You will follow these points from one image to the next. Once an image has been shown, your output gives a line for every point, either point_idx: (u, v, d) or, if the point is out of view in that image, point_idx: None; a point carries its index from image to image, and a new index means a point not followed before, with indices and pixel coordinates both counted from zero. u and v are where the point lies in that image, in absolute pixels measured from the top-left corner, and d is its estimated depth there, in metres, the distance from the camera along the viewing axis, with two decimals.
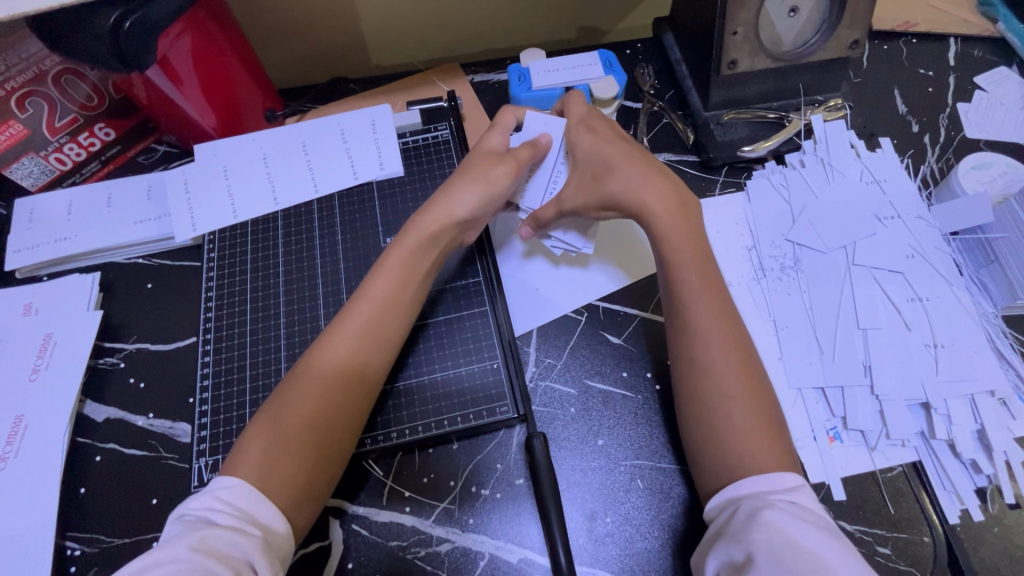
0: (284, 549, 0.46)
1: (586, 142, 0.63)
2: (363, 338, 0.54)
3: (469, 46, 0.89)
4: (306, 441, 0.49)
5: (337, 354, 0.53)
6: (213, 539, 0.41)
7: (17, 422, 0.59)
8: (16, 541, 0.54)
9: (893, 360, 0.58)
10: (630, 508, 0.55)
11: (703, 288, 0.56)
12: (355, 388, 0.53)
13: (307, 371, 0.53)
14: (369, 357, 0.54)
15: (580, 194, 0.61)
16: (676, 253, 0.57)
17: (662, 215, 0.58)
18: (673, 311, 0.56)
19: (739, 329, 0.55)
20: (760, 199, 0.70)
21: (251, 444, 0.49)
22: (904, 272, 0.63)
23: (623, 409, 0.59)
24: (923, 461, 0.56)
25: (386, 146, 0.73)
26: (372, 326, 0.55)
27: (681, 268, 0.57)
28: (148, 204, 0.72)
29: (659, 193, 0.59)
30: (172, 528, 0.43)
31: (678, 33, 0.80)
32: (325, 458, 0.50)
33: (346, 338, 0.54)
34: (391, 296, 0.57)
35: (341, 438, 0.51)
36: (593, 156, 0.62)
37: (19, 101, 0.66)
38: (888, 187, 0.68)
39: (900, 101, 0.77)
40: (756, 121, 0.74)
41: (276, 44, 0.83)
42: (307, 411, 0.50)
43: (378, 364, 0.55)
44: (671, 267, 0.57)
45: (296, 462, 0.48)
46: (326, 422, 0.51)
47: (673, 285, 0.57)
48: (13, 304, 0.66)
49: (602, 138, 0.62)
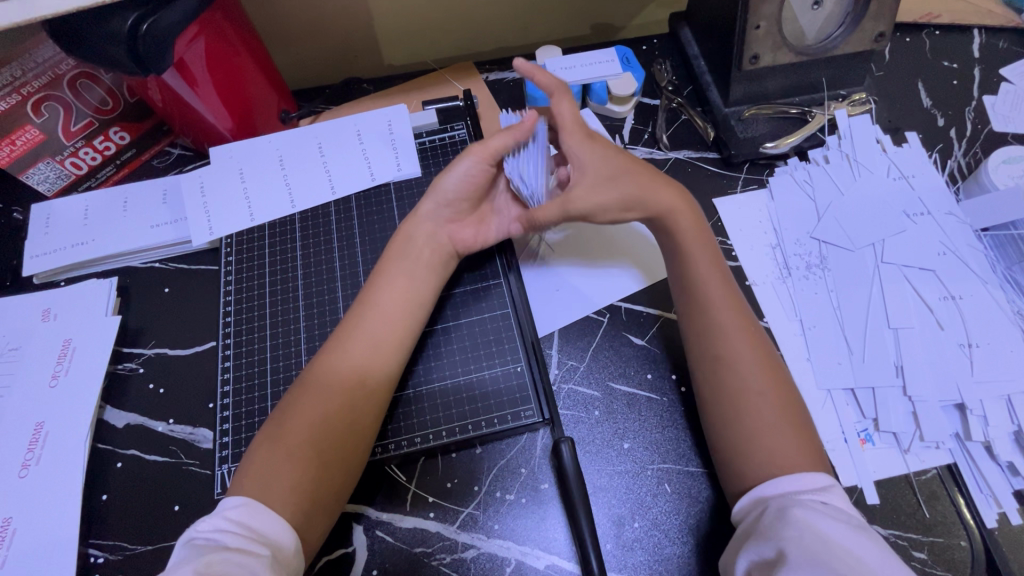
0: (291, 565, 0.45)
1: (588, 152, 0.60)
2: (367, 346, 0.54)
3: (483, 44, 0.88)
4: (314, 449, 0.49)
5: (342, 362, 0.53)
6: (220, 563, 0.40)
7: (38, 428, 0.59)
8: (39, 549, 0.54)
9: (926, 361, 0.57)
10: (658, 512, 0.54)
11: (716, 284, 0.56)
12: (361, 394, 0.52)
13: (310, 381, 0.53)
14: (375, 365, 0.54)
15: (600, 194, 0.59)
16: (692, 251, 0.58)
17: (677, 212, 0.59)
18: (686, 308, 0.57)
19: (746, 322, 0.55)
20: (783, 195, 0.69)
21: (256, 454, 0.49)
22: (935, 270, 0.62)
23: (648, 411, 0.58)
24: (958, 463, 0.55)
25: (403, 146, 0.73)
26: (373, 331, 0.55)
27: (693, 264, 0.57)
28: (164, 208, 0.71)
29: (667, 192, 0.60)
30: (183, 552, 0.42)
31: (696, 29, 0.78)
32: (333, 465, 0.50)
33: (350, 347, 0.54)
34: (392, 303, 0.57)
35: (349, 447, 0.51)
36: (600, 163, 0.60)
37: (35, 106, 0.66)
38: (916, 182, 0.67)
39: (924, 94, 0.76)
40: (778, 117, 0.73)
41: (289, 46, 0.82)
42: (311, 420, 0.50)
43: (383, 372, 0.54)
44: (688, 264, 0.58)
45: (300, 471, 0.48)
46: (333, 428, 0.50)
47: (689, 280, 0.57)
48: (32, 310, 0.66)
49: (599, 150, 0.60)
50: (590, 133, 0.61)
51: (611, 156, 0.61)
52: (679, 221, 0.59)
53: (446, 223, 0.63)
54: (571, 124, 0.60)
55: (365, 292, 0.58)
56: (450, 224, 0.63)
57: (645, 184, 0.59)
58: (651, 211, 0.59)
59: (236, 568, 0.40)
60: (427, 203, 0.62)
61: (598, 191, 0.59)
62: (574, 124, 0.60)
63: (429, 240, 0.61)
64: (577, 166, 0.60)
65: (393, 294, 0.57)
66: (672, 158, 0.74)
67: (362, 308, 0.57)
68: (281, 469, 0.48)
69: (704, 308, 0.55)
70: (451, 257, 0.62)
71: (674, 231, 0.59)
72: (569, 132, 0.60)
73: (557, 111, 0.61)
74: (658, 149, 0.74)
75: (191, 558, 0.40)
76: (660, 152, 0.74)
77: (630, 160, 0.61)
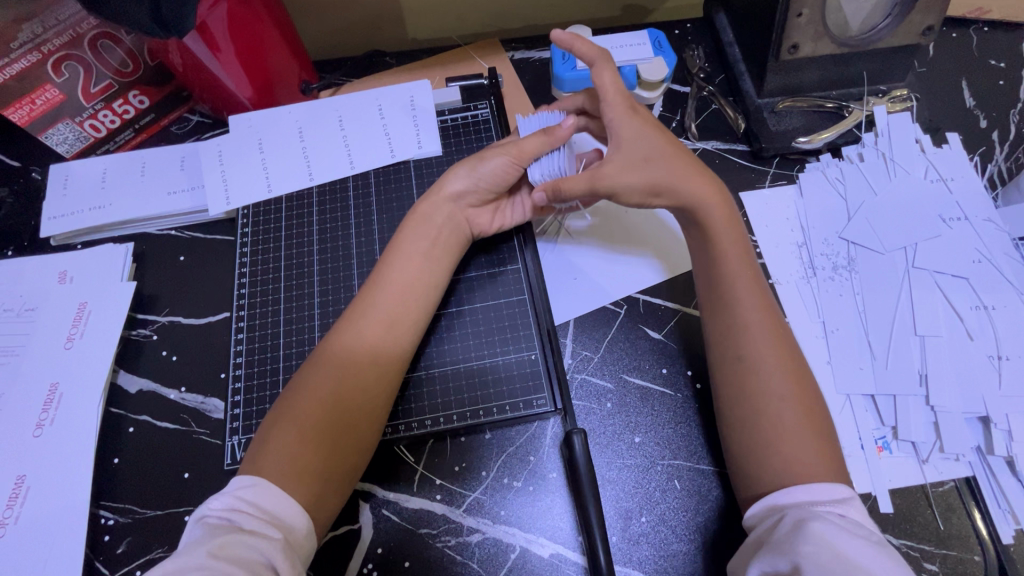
0: (303, 548, 0.45)
1: (626, 127, 0.59)
2: (382, 326, 0.54)
3: (511, 21, 0.85)
4: (327, 428, 0.49)
5: (356, 341, 0.53)
6: (234, 545, 0.40)
7: (53, 389, 0.60)
8: (52, 509, 0.55)
9: (951, 370, 0.56)
10: (666, 508, 0.54)
11: (739, 283, 0.55)
12: (374, 374, 0.52)
13: (324, 357, 0.52)
14: (388, 345, 0.53)
15: (629, 175, 0.57)
16: (720, 248, 0.56)
17: (708, 206, 0.57)
18: (708, 306, 0.56)
19: (771, 324, 0.53)
20: (813, 193, 0.67)
21: (269, 431, 0.49)
22: (969, 278, 0.59)
23: (661, 406, 0.58)
24: (977, 477, 0.53)
25: (425, 123, 0.71)
26: (387, 311, 0.54)
27: (719, 262, 0.56)
28: (181, 175, 0.71)
29: (697, 181, 0.58)
30: (194, 531, 0.43)
31: (732, 14, 0.75)
32: (345, 444, 0.49)
33: (365, 326, 0.54)
34: (406, 283, 0.56)
35: (361, 427, 0.50)
36: (637, 143, 0.58)
37: (56, 65, 0.65)
38: (955, 185, 0.64)
39: (968, 93, 0.73)
40: (813, 110, 0.70)
41: (311, 14, 0.80)
42: (323, 399, 0.50)
43: (397, 353, 0.54)
44: (715, 263, 0.56)
45: (313, 449, 0.48)
46: (345, 407, 0.50)
47: (713, 278, 0.56)
48: (48, 271, 0.66)
49: (638, 125, 0.59)
50: (631, 107, 0.60)
51: (649, 135, 0.59)
52: (706, 217, 0.57)
53: (465, 207, 0.61)
54: (612, 93, 0.59)
55: (378, 271, 0.57)
56: (468, 208, 0.62)
57: (679, 170, 0.58)
58: (677, 203, 0.58)
59: (250, 552, 0.40)
60: (453, 180, 0.61)
61: (626, 173, 0.57)
62: (612, 97, 0.59)
63: (447, 220, 0.60)
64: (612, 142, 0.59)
65: (406, 275, 0.56)
66: (700, 148, 0.71)
67: (375, 287, 0.56)
68: (294, 447, 0.48)
69: (727, 307, 0.54)
70: (467, 240, 0.61)
71: (699, 228, 0.57)
72: (610, 100, 0.59)
73: (598, 80, 0.60)
74: (685, 139, 0.72)
75: (206, 538, 0.41)
76: (688, 141, 0.72)
77: (666, 142, 0.59)
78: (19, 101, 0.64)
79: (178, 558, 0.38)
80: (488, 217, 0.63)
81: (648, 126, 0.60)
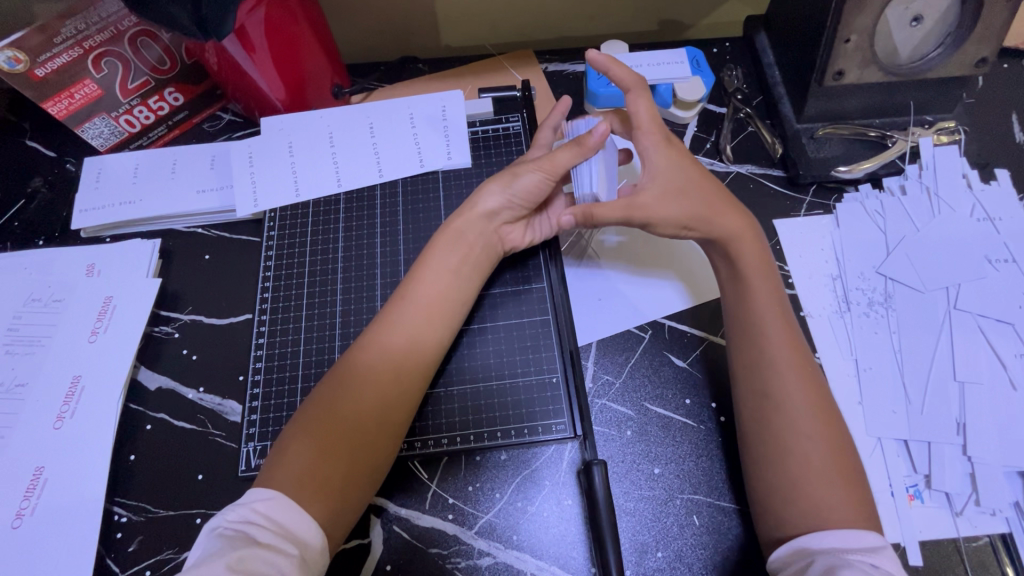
0: (317, 565, 0.44)
1: (659, 157, 0.58)
2: (405, 341, 0.53)
3: (546, 33, 0.85)
4: (347, 442, 0.48)
5: (378, 356, 0.52)
6: (252, 559, 0.40)
7: (75, 381, 0.60)
8: (68, 502, 0.55)
9: (991, 420, 0.53)
10: (683, 544, 0.52)
11: (772, 318, 0.53)
12: (394, 390, 0.51)
13: (345, 371, 0.52)
14: (410, 361, 0.53)
15: (666, 208, 0.56)
16: (752, 281, 0.55)
17: (744, 238, 0.56)
18: (737, 339, 0.54)
19: (802, 361, 0.51)
20: (851, 224, 0.64)
21: (287, 444, 0.48)
22: (1014, 324, 0.57)
23: (682, 438, 0.56)
24: (1014, 534, 0.51)
25: (456, 134, 0.71)
26: (411, 326, 0.54)
27: (752, 296, 0.54)
28: (211, 174, 0.71)
29: (725, 215, 0.57)
30: (208, 542, 0.42)
31: (773, 35, 0.74)
32: (363, 460, 0.49)
33: (387, 340, 0.53)
34: (431, 299, 0.55)
35: (378, 443, 0.50)
36: (671, 174, 0.57)
37: (96, 60, 0.66)
38: (1003, 225, 0.62)
39: (1017, 127, 0.70)
40: (854, 138, 0.68)
41: (346, 19, 0.80)
42: (344, 413, 0.49)
43: (418, 370, 0.53)
44: (747, 296, 0.54)
45: (332, 465, 0.47)
46: (364, 422, 0.49)
47: (744, 312, 0.54)
48: (77, 263, 0.67)
49: (673, 155, 0.58)
50: (667, 136, 0.59)
51: (683, 164, 0.58)
52: (738, 249, 0.56)
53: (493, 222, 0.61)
54: (647, 123, 0.58)
55: (403, 284, 0.57)
56: (501, 225, 0.61)
57: (712, 206, 0.56)
58: (710, 234, 0.56)
59: (268, 568, 0.40)
60: (487, 198, 0.60)
61: (665, 203, 0.56)
62: (646, 127, 0.58)
63: (480, 237, 0.59)
64: (646, 171, 0.58)
65: (432, 290, 0.56)
66: (734, 171, 0.70)
67: (400, 301, 0.55)
68: (312, 461, 0.47)
69: (758, 342, 0.52)
70: (492, 256, 0.61)
71: (731, 258, 0.56)
72: (645, 128, 0.58)
73: (632, 108, 0.59)
74: (720, 161, 0.70)
75: (222, 550, 0.41)
76: (722, 164, 0.70)
77: (702, 172, 0.58)
78: (59, 95, 0.65)
79: (195, 570, 0.38)
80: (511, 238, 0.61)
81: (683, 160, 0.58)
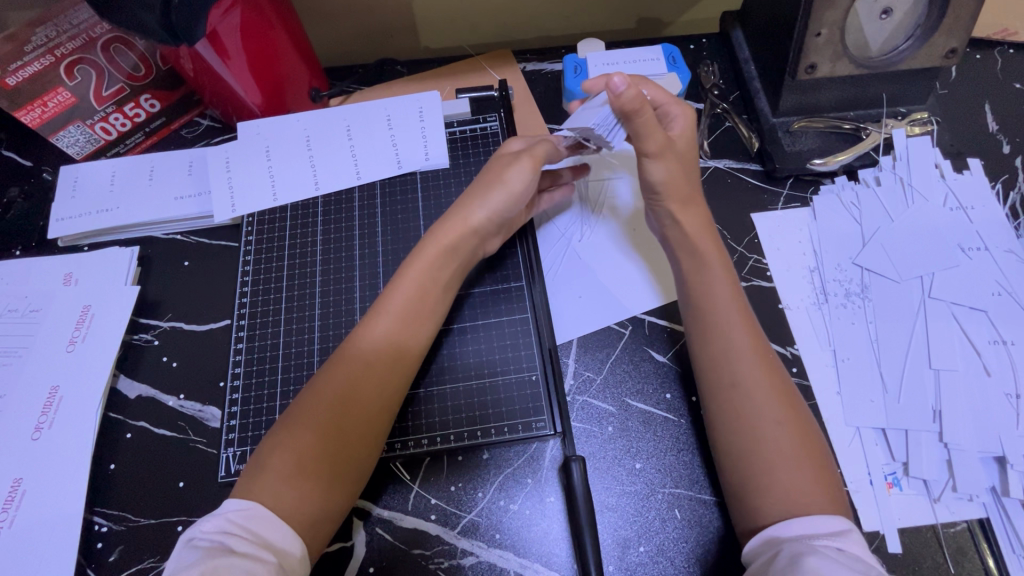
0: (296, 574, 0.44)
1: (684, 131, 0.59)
2: (384, 355, 0.53)
3: (524, 33, 0.85)
4: (327, 460, 0.48)
5: (357, 371, 0.51)
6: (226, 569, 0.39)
7: (53, 392, 0.60)
8: (47, 512, 0.54)
9: (966, 407, 0.54)
10: (664, 539, 0.52)
11: (735, 309, 0.53)
12: (375, 405, 0.51)
13: (322, 387, 0.51)
14: (391, 375, 0.53)
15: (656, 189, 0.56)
16: (714, 272, 0.55)
17: (702, 234, 0.57)
18: (698, 333, 0.54)
19: (762, 348, 0.52)
20: (827, 216, 0.65)
21: (263, 464, 0.47)
22: (986, 310, 0.58)
23: (663, 432, 0.56)
24: (991, 518, 0.51)
25: (433, 134, 0.71)
26: (391, 340, 0.54)
27: (715, 288, 0.55)
28: (188, 180, 0.71)
29: (691, 213, 0.58)
30: (184, 553, 0.42)
31: (749, 31, 0.74)
32: (344, 476, 0.49)
33: (367, 355, 0.52)
34: (410, 311, 0.55)
35: (358, 458, 0.50)
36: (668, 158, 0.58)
37: (68, 68, 0.65)
38: (976, 214, 0.62)
39: (990, 117, 0.70)
40: (830, 131, 0.68)
41: (324, 24, 0.81)
42: (322, 430, 0.49)
43: (398, 383, 0.53)
44: (710, 287, 0.55)
45: (312, 483, 0.47)
46: (344, 439, 0.49)
47: (705, 302, 0.54)
48: (55, 273, 0.66)
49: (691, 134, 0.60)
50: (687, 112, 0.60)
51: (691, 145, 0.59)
52: (699, 242, 0.57)
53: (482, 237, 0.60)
54: (668, 100, 0.59)
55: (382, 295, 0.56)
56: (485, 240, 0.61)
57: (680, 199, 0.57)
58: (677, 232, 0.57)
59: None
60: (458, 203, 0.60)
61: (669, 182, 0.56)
62: (674, 100, 0.59)
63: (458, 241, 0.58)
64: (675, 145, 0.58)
65: (411, 302, 0.55)
66: (712, 167, 0.70)
67: (378, 314, 0.55)
68: (292, 481, 0.46)
69: (727, 336, 0.52)
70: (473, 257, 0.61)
71: (695, 250, 0.57)
72: (668, 103, 0.59)
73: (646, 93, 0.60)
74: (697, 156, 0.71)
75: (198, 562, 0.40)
76: (700, 159, 0.71)
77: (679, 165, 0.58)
78: (31, 104, 0.65)
79: None
80: (483, 242, 0.61)
81: (693, 135, 0.60)
